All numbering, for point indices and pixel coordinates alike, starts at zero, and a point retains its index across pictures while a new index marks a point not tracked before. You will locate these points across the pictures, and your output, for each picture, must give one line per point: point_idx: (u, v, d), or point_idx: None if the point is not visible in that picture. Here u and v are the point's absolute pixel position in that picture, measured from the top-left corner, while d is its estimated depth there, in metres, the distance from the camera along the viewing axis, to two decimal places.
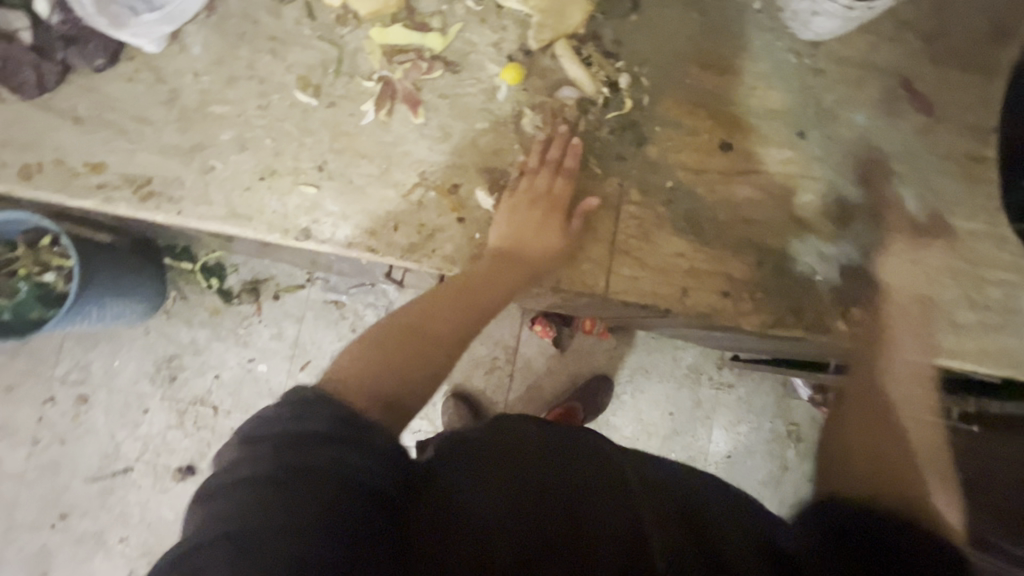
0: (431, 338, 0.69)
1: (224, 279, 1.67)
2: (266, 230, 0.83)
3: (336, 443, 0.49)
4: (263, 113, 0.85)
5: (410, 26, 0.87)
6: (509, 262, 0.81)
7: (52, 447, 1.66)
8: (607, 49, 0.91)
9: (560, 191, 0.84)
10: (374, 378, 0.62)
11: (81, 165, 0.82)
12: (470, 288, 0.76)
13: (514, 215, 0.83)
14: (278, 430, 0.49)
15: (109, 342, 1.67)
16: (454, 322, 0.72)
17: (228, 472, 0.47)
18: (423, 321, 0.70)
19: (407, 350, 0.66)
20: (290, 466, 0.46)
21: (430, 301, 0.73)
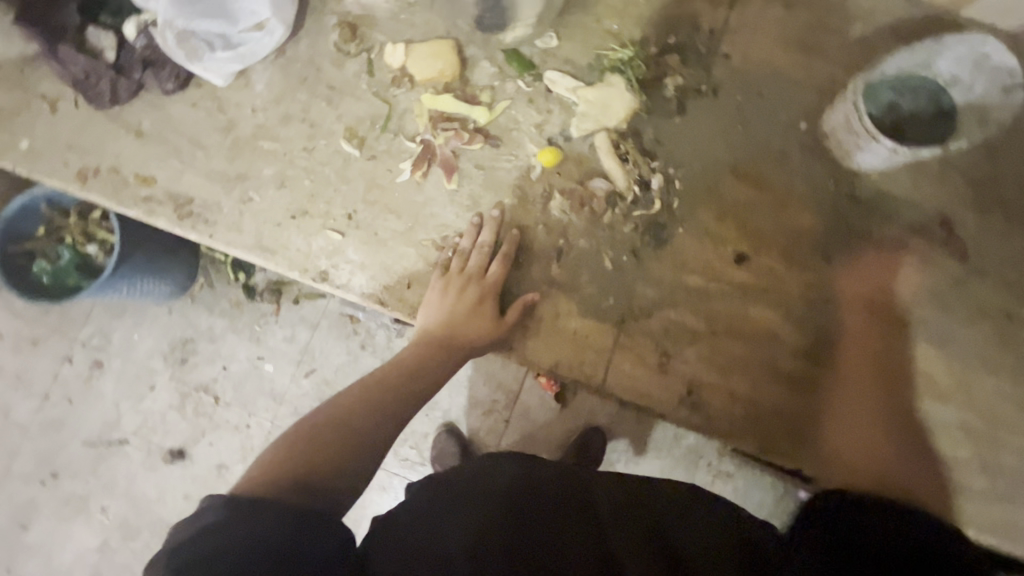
0: (354, 427, 0.66)
1: (251, 275, 1.73)
2: (288, 266, 0.87)
3: (287, 521, 0.49)
4: (307, 155, 0.89)
5: (461, 96, 0.91)
6: (443, 348, 0.82)
7: (59, 405, 1.72)
8: (646, 146, 0.92)
9: (495, 277, 0.86)
10: (288, 473, 0.58)
11: (133, 176, 0.88)
12: (395, 378, 0.76)
13: (444, 298, 0.84)
14: (232, 508, 0.48)
15: (133, 315, 1.74)
16: (380, 410, 0.70)
17: (176, 556, 0.44)
18: (350, 411, 0.68)
19: (328, 441, 0.63)
20: (253, 540, 0.46)
21: (350, 395, 0.71)
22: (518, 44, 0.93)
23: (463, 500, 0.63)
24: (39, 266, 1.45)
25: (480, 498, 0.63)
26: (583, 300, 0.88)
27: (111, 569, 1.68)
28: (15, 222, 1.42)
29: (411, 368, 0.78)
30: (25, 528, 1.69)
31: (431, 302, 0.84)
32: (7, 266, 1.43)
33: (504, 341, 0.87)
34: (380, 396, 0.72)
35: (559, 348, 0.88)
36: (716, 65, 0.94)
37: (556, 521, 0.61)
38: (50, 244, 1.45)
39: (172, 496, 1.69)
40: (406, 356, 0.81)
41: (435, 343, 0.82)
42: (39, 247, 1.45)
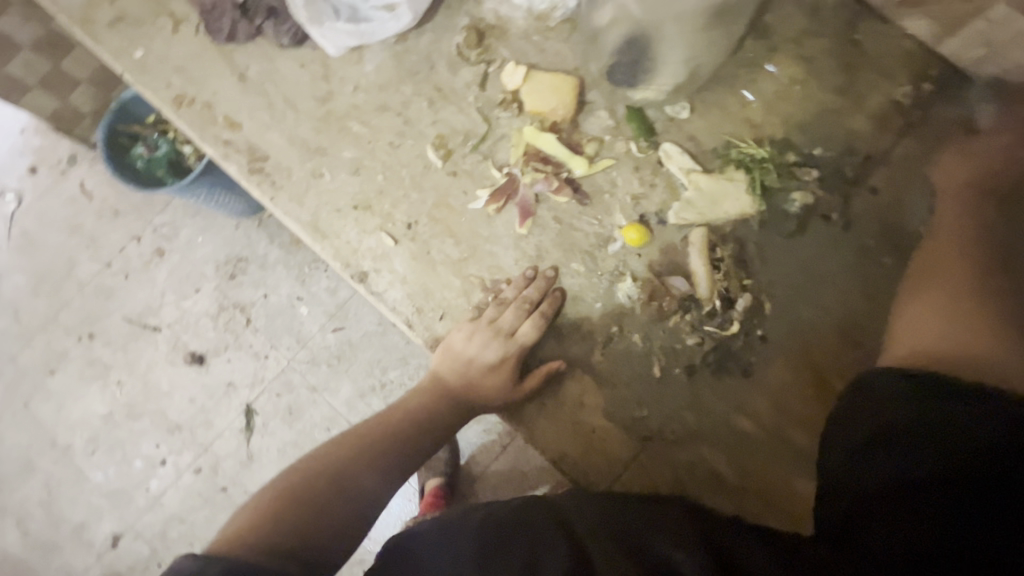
0: (348, 481, 0.66)
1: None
2: (332, 254, 0.83)
3: None
4: (391, 150, 0.85)
5: (564, 140, 0.83)
6: (451, 405, 0.77)
7: (116, 276, 1.81)
8: (745, 258, 0.81)
9: (524, 339, 0.77)
10: (272, 529, 0.58)
11: (223, 117, 0.86)
12: (394, 426, 0.74)
13: (463, 348, 0.77)
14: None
15: (204, 218, 1.80)
16: (373, 462, 0.69)
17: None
18: (343, 459, 0.68)
19: (321, 500, 0.63)
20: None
21: (345, 444, 0.71)
22: (644, 104, 0.84)
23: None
24: (137, 150, 1.52)
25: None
26: (612, 399, 0.79)
27: (107, 441, 1.76)
28: (129, 104, 1.49)
29: (413, 416, 0.75)
30: (51, 373, 1.80)
31: (454, 346, 0.77)
32: (110, 142, 1.49)
33: (516, 412, 0.79)
34: (373, 445, 0.71)
35: (569, 440, 0.78)
36: (857, 197, 0.81)
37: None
38: (153, 133, 1.52)
39: (180, 396, 1.75)
40: (410, 401, 0.78)
41: (443, 397, 0.77)
42: (143, 133, 1.52)
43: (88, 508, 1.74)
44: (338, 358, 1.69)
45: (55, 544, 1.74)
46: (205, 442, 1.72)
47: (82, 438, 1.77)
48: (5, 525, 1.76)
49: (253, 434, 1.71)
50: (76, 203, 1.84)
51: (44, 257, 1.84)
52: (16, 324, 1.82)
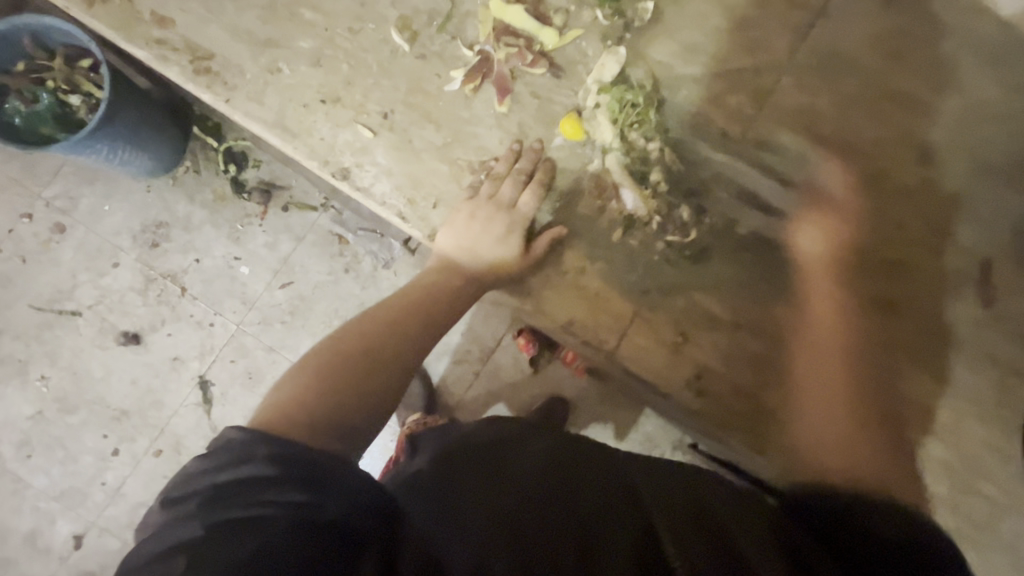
0: (377, 359, 0.68)
1: (243, 170, 1.60)
2: (307, 154, 0.79)
3: (272, 483, 0.48)
4: (351, 37, 0.80)
5: (532, 12, 0.82)
6: (465, 277, 0.78)
7: (11, 261, 1.60)
8: (705, 115, 0.87)
9: (524, 211, 0.79)
10: (307, 407, 0.60)
11: (149, 13, 0.77)
12: (416, 305, 0.76)
13: (468, 227, 0.78)
14: (272, 464, 0.50)
15: (106, 184, 1.61)
16: (401, 340, 0.71)
17: (207, 510, 0.47)
18: (367, 338, 0.69)
19: (355, 376, 0.65)
20: (295, 504, 0.47)
21: (373, 323, 0.72)
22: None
23: (484, 495, 0.56)
24: (13, 105, 1.31)
25: (511, 483, 0.58)
26: (607, 260, 0.84)
27: (42, 441, 1.60)
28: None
29: (431, 293, 0.77)
30: None
31: (455, 222, 0.79)
32: None
33: (521, 286, 0.83)
34: (399, 324, 0.73)
35: (575, 306, 0.83)
36: (803, 53, 0.89)
37: (588, 508, 0.56)
38: (28, 84, 1.30)
39: (120, 379, 1.60)
40: (424, 281, 0.79)
41: (455, 273, 0.79)
42: (15, 84, 1.30)
43: (38, 513, 1.59)
44: (291, 313, 1.60)
45: (7, 560, 1.58)
46: (160, 422, 1.60)
47: (11, 443, 1.60)
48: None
49: (213, 405, 1.60)
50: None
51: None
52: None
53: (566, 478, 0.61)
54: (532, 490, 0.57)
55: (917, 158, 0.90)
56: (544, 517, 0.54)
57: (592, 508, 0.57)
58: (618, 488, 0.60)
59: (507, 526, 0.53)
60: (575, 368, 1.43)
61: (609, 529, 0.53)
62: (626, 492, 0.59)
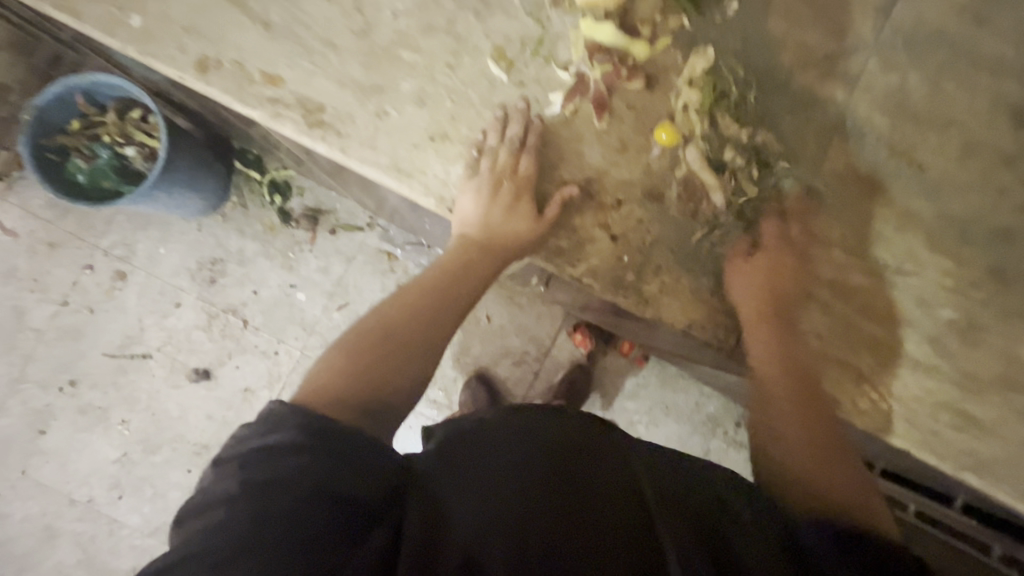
0: (403, 338, 0.71)
1: (287, 199, 1.63)
2: (423, 192, 0.81)
3: (294, 450, 0.51)
4: (450, 72, 0.82)
5: (621, 26, 0.83)
6: (485, 251, 0.81)
7: (78, 313, 1.61)
8: (794, 105, 0.88)
9: (525, 173, 0.81)
10: (342, 388, 0.63)
11: (259, 73, 0.79)
12: (436, 287, 0.78)
13: (479, 200, 0.80)
14: (297, 433, 0.53)
15: (158, 228, 1.63)
16: (429, 327, 0.73)
17: (241, 471, 0.51)
18: (395, 322, 0.72)
19: (381, 357, 0.68)
20: (313, 474, 0.50)
21: (398, 306, 0.75)
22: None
23: (500, 488, 0.59)
24: (73, 163, 1.35)
25: (523, 483, 0.59)
26: (720, 261, 0.86)
27: (130, 481, 1.60)
28: (45, 112, 1.29)
29: (449, 276, 0.79)
30: (41, 434, 1.60)
31: (492, 223, 0.80)
32: (40, 162, 1.31)
33: (638, 295, 0.84)
34: (425, 308, 0.75)
35: (692, 309, 0.85)
36: (888, 31, 0.88)
37: (590, 512, 0.58)
38: (84, 140, 1.34)
39: (195, 416, 1.62)
40: (446, 261, 0.81)
41: (473, 248, 0.81)
42: (73, 143, 1.33)
43: (136, 550, 1.60)
44: None
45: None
46: None
47: (102, 487, 1.60)
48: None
49: None
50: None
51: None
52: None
53: (582, 470, 0.64)
54: (535, 492, 0.58)
55: (1013, 122, 0.87)
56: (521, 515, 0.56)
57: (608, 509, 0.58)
58: (619, 488, 0.62)
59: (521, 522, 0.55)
60: (634, 358, 1.45)
61: (614, 522, 0.57)
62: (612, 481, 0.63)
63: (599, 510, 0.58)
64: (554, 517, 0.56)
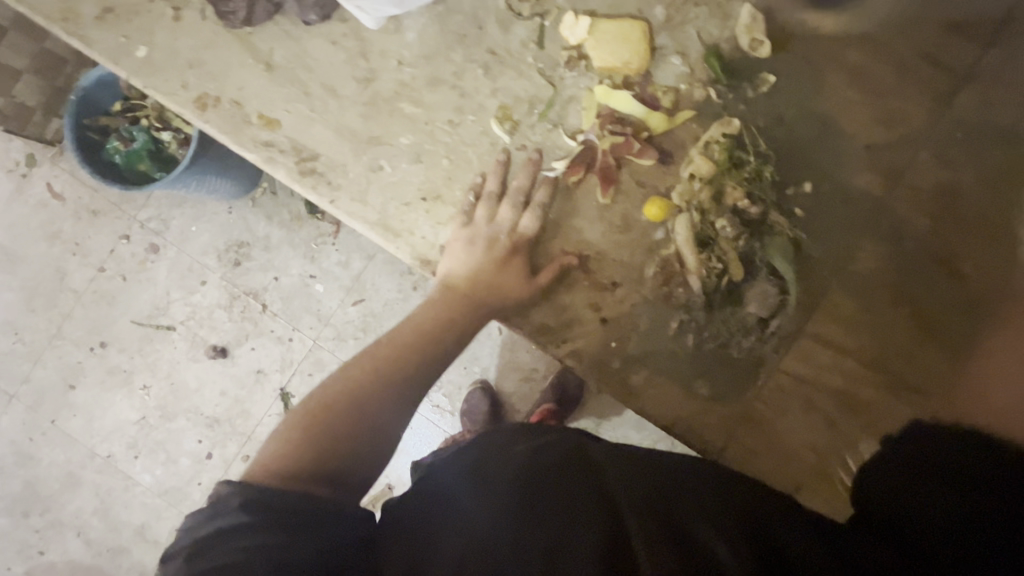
0: (365, 400, 0.63)
1: None
2: (408, 253, 0.78)
3: (244, 528, 0.46)
4: (451, 129, 0.78)
5: (639, 95, 0.77)
6: (463, 307, 0.73)
7: (113, 280, 1.54)
8: (830, 193, 0.78)
9: (518, 242, 0.75)
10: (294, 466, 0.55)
11: (256, 115, 0.78)
12: (405, 342, 0.70)
13: (468, 252, 0.74)
14: (248, 512, 0.48)
15: (194, 206, 1.52)
16: (399, 386, 0.65)
17: (191, 561, 0.45)
18: (359, 379, 0.64)
19: (339, 421, 0.60)
20: (262, 547, 0.45)
21: (364, 364, 0.66)
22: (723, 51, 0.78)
23: (454, 512, 0.50)
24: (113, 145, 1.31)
25: (475, 500, 0.50)
26: (718, 358, 0.77)
27: (147, 443, 1.53)
28: (91, 93, 1.27)
29: (426, 329, 0.71)
30: (71, 388, 1.55)
31: (481, 288, 0.73)
32: (82, 142, 1.28)
33: (625, 384, 0.78)
34: (394, 363, 0.67)
35: (679, 405, 0.78)
36: (947, 121, 0.77)
37: (563, 516, 0.47)
38: (124, 123, 1.30)
39: (211, 390, 1.52)
40: (419, 317, 0.73)
41: (456, 302, 0.73)
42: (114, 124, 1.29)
43: (147, 508, 1.52)
44: (366, 333, 1.47)
45: (119, 549, 1.52)
46: (248, 430, 1.51)
47: (122, 445, 1.53)
48: (65, 537, 1.53)
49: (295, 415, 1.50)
50: (47, 207, 1.55)
51: (30, 271, 1.55)
52: (21, 344, 1.55)
53: (549, 477, 0.53)
54: (488, 509, 0.49)
55: None
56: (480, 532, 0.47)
57: (576, 519, 0.47)
58: (595, 495, 0.50)
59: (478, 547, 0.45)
60: None
61: (578, 533, 0.45)
62: (585, 488, 0.51)
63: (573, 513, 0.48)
64: (521, 531, 0.46)
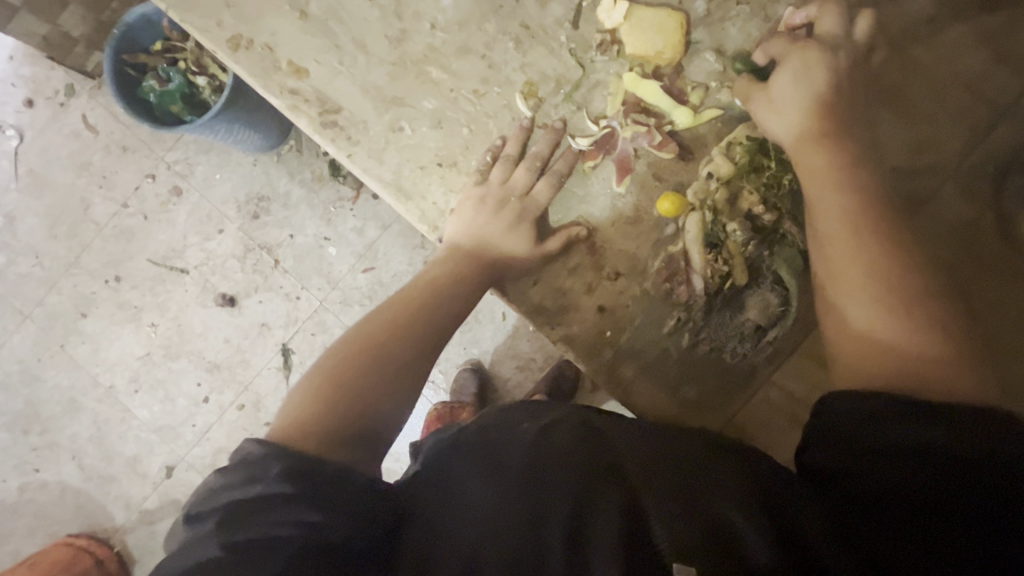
0: (380, 350, 0.63)
1: None
2: (418, 217, 0.79)
3: (282, 502, 0.45)
4: (475, 99, 0.78)
5: (667, 88, 0.76)
6: (474, 265, 0.73)
7: (134, 217, 1.57)
8: None
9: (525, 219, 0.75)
10: (328, 415, 0.55)
11: (286, 62, 0.78)
12: (423, 299, 0.71)
13: (478, 213, 0.75)
14: (286, 481, 0.46)
15: (219, 153, 1.54)
16: (417, 339, 0.66)
17: (222, 531, 0.44)
18: (378, 334, 0.65)
19: (358, 367, 0.61)
20: (304, 524, 0.44)
21: (380, 322, 0.67)
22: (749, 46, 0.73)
23: (477, 497, 0.52)
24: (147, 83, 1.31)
25: (494, 487, 0.52)
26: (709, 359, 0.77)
27: (147, 380, 1.57)
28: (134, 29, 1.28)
29: (439, 287, 0.72)
30: (82, 316, 1.59)
31: (485, 257, 0.74)
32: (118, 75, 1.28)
33: (614, 374, 0.78)
34: (409, 318, 0.68)
35: (666, 403, 0.77)
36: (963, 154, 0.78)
37: (585, 500, 0.50)
38: (162, 63, 1.31)
39: (215, 337, 1.55)
40: (430, 275, 0.74)
41: (465, 259, 0.74)
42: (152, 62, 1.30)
43: (140, 442, 1.56)
44: (372, 300, 1.48)
45: (110, 477, 1.57)
46: (245, 379, 1.54)
47: (123, 378, 1.57)
48: (60, 460, 1.58)
49: (293, 372, 1.53)
50: (79, 138, 1.58)
51: (54, 198, 1.58)
52: (39, 268, 1.59)
53: (558, 459, 0.53)
54: (509, 500, 0.51)
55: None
56: (504, 529, 0.48)
57: (591, 502, 0.49)
58: (608, 474, 0.52)
59: (502, 546, 0.48)
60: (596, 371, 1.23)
61: (600, 522, 0.47)
62: (592, 468, 0.53)
63: (592, 492, 0.50)
64: (541, 513, 0.49)
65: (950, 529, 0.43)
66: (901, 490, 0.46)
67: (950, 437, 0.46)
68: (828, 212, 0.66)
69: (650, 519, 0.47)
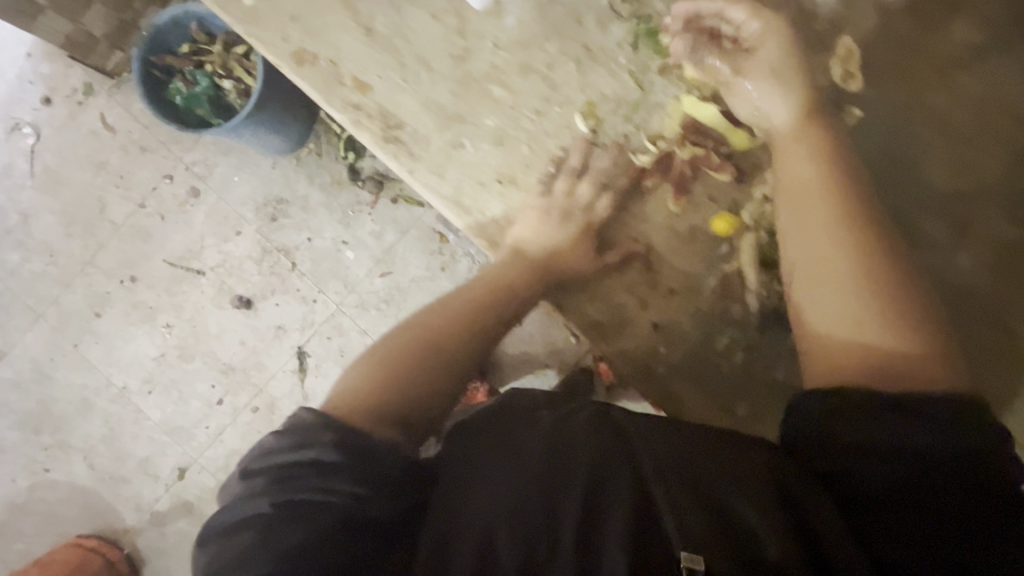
0: (433, 342, 0.69)
1: (361, 158, 1.51)
2: (476, 232, 0.80)
3: (325, 472, 0.51)
4: (536, 118, 0.79)
5: (726, 111, 0.78)
6: (540, 275, 0.77)
7: (151, 217, 1.57)
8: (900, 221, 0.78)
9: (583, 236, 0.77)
10: (382, 395, 0.61)
11: (350, 77, 0.79)
12: (482, 300, 0.75)
13: (543, 226, 0.78)
14: (334, 452, 0.52)
15: (238, 155, 1.55)
16: (471, 339, 0.72)
17: (273, 489, 0.51)
18: (433, 325, 0.71)
19: (413, 356, 0.67)
20: (349, 496, 0.51)
21: (436, 313, 0.73)
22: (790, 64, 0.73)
23: (490, 475, 0.54)
24: (174, 85, 1.32)
25: (506, 468, 0.53)
26: (760, 376, 0.78)
27: (162, 380, 1.56)
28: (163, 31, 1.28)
29: (503, 291, 0.76)
30: (96, 316, 1.58)
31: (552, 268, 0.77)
32: (145, 76, 1.29)
33: (665, 389, 0.79)
34: (463, 315, 0.73)
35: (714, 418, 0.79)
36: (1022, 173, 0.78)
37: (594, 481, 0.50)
38: (189, 65, 1.31)
39: (230, 339, 1.54)
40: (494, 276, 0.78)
41: (535, 268, 0.78)
42: (179, 65, 1.30)
43: (153, 443, 1.56)
44: (389, 304, 1.48)
45: (121, 478, 1.56)
46: (260, 382, 1.53)
47: (138, 379, 1.57)
48: (71, 460, 1.57)
49: (309, 375, 1.52)
50: (97, 138, 1.58)
51: (70, 197, 1.58)
52: (53, 267, 1.59)
53: (574, 445, 0.54)
54: (519, 480, 0.52)
55: None
56: (513, 510, 0.49)
57: (599, 484, 0.50)
58: (620, 458, 0.52)
59: (509, 526, 0.48)
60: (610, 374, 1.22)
61: (608, 506, 0.48)
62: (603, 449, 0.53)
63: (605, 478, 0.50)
64: (554, 501, 0.49)
65: (935, 529, 0.46)
66: (909, 487, 0.48)
67: (952, 444, 0.48)
68: (811, 202, 0.67)
69: (659, 509, 0.47)
